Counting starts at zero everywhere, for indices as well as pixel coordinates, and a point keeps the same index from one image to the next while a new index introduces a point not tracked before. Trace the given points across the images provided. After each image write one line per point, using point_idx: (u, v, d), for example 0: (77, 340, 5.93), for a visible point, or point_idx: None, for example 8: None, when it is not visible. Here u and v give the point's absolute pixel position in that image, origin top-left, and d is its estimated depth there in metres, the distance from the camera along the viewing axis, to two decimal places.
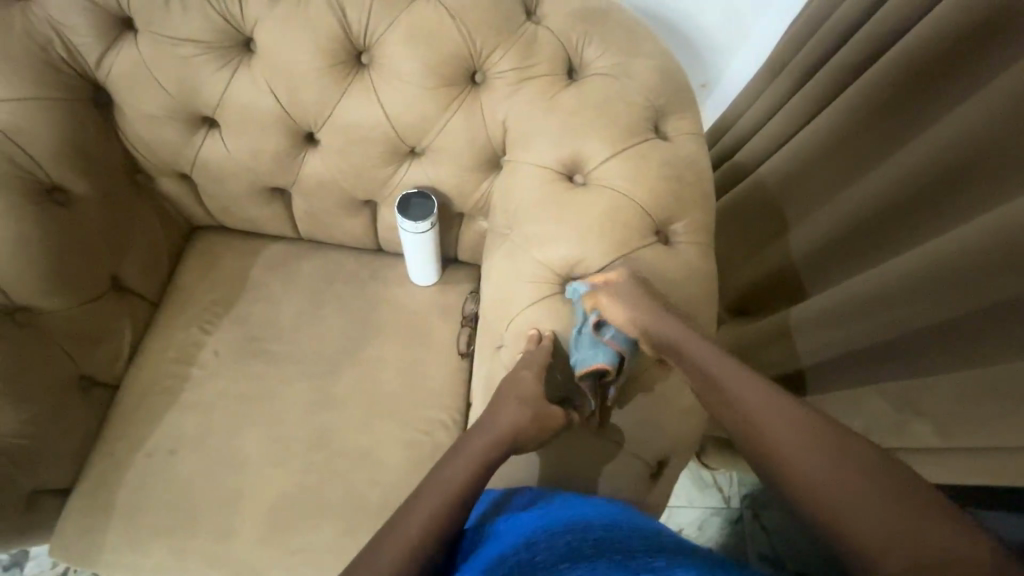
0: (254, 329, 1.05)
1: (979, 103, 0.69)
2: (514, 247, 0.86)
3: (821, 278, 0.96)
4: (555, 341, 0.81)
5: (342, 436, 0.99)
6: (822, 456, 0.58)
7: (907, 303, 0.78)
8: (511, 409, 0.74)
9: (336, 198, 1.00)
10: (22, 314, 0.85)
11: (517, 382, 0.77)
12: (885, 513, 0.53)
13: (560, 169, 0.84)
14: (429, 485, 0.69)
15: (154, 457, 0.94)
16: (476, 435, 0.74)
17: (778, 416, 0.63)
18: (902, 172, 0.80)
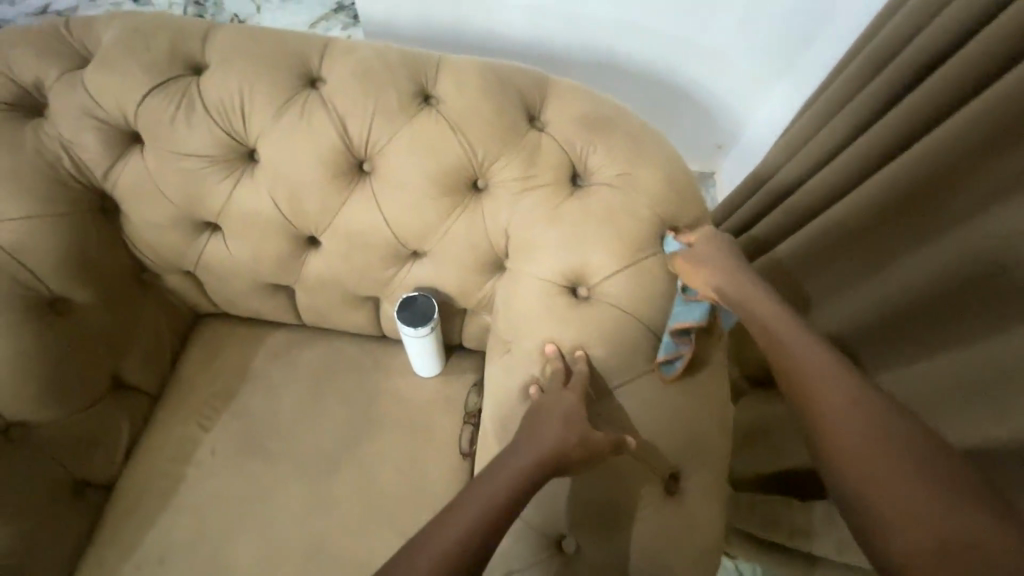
0: (252, 425, 1.03)
1: (1000, 221, 0.64)
2: (513, 360, 0.84)
3: None
4: (591, 366, 0.77)
5: (337, 547, 0.94)
6: (868, 440, 0.59)
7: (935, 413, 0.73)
8: (547, 432, 0.70)
9: (338, 296, 0.98)
10: (18, 429, 0.85)
11: (540, 424, 0.71)
12: (921, 498, 0.54)
13: (564, 282, 0.81)
14: (413, 556, 0.61)
15: (143, 567, 0.91)
16: (469, 496, 0.66)
17: (843, 397, 0.62)
18: (917, 276, 0.75)
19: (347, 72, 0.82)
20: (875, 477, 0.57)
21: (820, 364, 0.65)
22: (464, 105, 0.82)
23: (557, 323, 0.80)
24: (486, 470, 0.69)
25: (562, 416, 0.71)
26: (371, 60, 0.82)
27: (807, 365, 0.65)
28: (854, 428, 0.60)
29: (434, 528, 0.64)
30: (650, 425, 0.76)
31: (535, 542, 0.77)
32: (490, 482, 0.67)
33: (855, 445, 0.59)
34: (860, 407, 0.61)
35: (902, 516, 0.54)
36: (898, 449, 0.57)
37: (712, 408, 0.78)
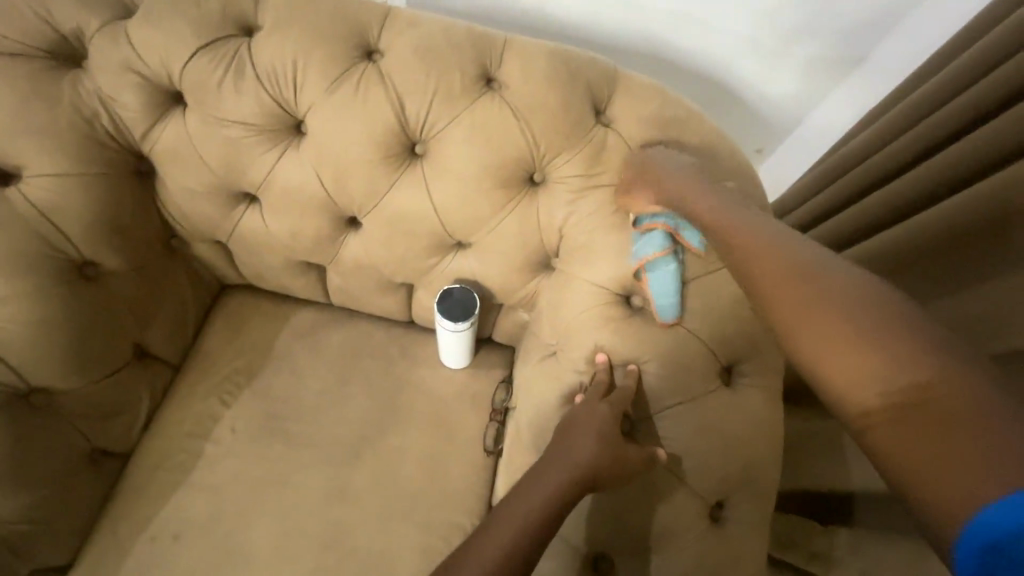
0: (274, 404, 1.00)
1: None
2: (556, 365, 0.81)
3: None
4: (640, 383, 0.74)
5: (355, 539, 0.92)
6: (827, 317, 0.53)
7: None
8: (583, 445, 0.67)
9: (374, 280, 0.95)
10: (37, 395, 0.82)
11: (571, 443, 0.67)
12: (883, 350, 0.49)
13: (618, 290, 0.77)
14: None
15: (157, 544, 0.89)
16: (499, 517, 0.61)
17: (798, 272, 0.57)
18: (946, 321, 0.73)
19: (408, 47, 0.76)
20: (830, 347, 0.52)
21: (766, 249, 0.61)
22: (530, 93, 0.76)
23: (609, 332, 0.75)
24: (516, 488, 0.65)
25: (596, 429, 0.68)
26: (435, 36, 0.77)
27: (764, 254, 0.61)
28: (803, 300, 0.55)
29: (462, 550, 0.59)
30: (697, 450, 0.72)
31: (569, 556, 0.76)
32: (521, 503, 0.63)
33: (809, 322, 0.54)
34: (813, 280, 0.56)
35: (861, 365, 0.49)
36: (858, 314, 0.52)
37: (766, 436, 0.74)
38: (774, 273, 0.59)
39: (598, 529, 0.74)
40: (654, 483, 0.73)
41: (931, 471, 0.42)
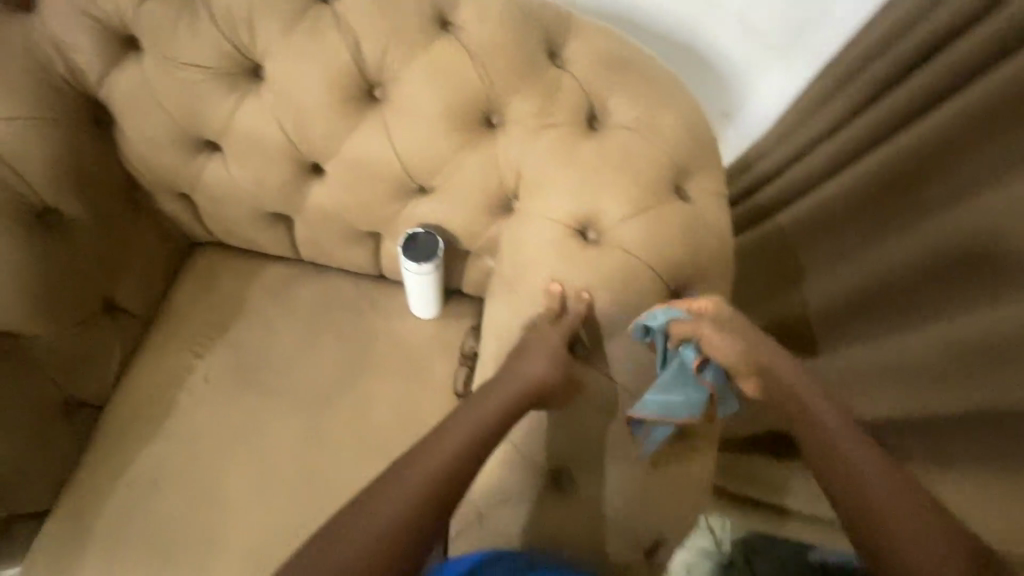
0: (247, 355, 1.02)
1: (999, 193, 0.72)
2: (516, 298, 0.84)
3: (840, 332, 1.02)
4: (591, 308, 0.78)
5: (330, 478, 0.96)
6: (883, 481, 0.65)
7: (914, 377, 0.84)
8: (535, 363, 0.75)
9: (340, 229, 0.97)
10: (9, 339, 0.82)
11: (523, 365, 0.76)
12: (897, 496, 0.64)
13: (573, 224, 0.80)
14: (407, 470, 0.67)
15: (135, 487, 0.92)
16: (447, 432, 0.70)
17: (836, 425, 0.70)
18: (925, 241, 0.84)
19: None
20: (875, 492, 0.65)
21: (836, 429, 0.70)
22: (484, 33, 0.78)
23: (562, 263, 0.80)
24: (474, 398, 0.75)
25: (547, 352, 0.76)
26: None
27: (822, 408, 0.72)
28: (880, 473, 0.65)
29: (410, 458, 0.68)
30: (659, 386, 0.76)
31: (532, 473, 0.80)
32: (468, 424, 0.71)
33: (867, 484, 0.65)
34: (859, 448, 0.68)
35: (883, 506, 0.64)
36: (903, 497, 0.64)
37: None
38: (823, 436, 0.70)
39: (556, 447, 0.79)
40: (609, 400, 0.79)
41: (922, 557, 0.60)
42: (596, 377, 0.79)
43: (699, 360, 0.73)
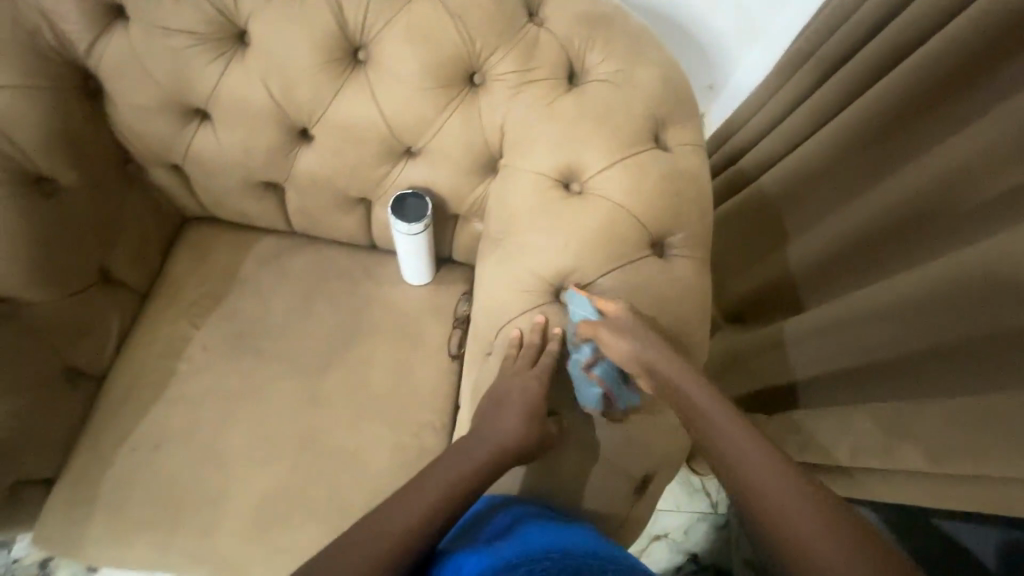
0: (243, 324, 1.04)
1: (967, 138, 0.77)
2: (502, 254, 0.84)
3: (818, 290, 1.06)
4: (574, 262, 0.78)
5: (330, 439, 0.98)
6: (825, 538, 0.57)
7: (889, 326, 0.88)
8: (512, 418, 0.73)
9: (331, 196, 0.99)
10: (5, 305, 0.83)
11: (497, 420, 0.74)
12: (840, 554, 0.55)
13: (557, 176, 0.82)
14: (379, 520, 0.65)
15: (139, 452, 0.94)
16: (410, 493, 0.68)
17: (758, 464, 0.64)
18: (895, 192, 0.89)
19: None
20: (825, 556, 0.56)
21: (761, 466, 0.63)
22: None
23: (546, 214, 0.81)
24: (450, 452, 0.73)
25: (522, 406, 0.74)
26: None
27: (747, 456, 0.65)
28: (816, 528, 0.58)
29: (371, 524, 0.65)
30: (635, 338, 0.72)
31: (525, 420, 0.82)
32: (433, 483, 0.68)
33: (808, 544, 0.57)
34: (793, 492, 0.61)
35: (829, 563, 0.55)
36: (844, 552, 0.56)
37: (701, 299, 0.80)
38: (750, 484, 0.63)
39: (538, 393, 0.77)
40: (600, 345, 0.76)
41: None
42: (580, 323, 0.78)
43: (586, 356, 0.76)
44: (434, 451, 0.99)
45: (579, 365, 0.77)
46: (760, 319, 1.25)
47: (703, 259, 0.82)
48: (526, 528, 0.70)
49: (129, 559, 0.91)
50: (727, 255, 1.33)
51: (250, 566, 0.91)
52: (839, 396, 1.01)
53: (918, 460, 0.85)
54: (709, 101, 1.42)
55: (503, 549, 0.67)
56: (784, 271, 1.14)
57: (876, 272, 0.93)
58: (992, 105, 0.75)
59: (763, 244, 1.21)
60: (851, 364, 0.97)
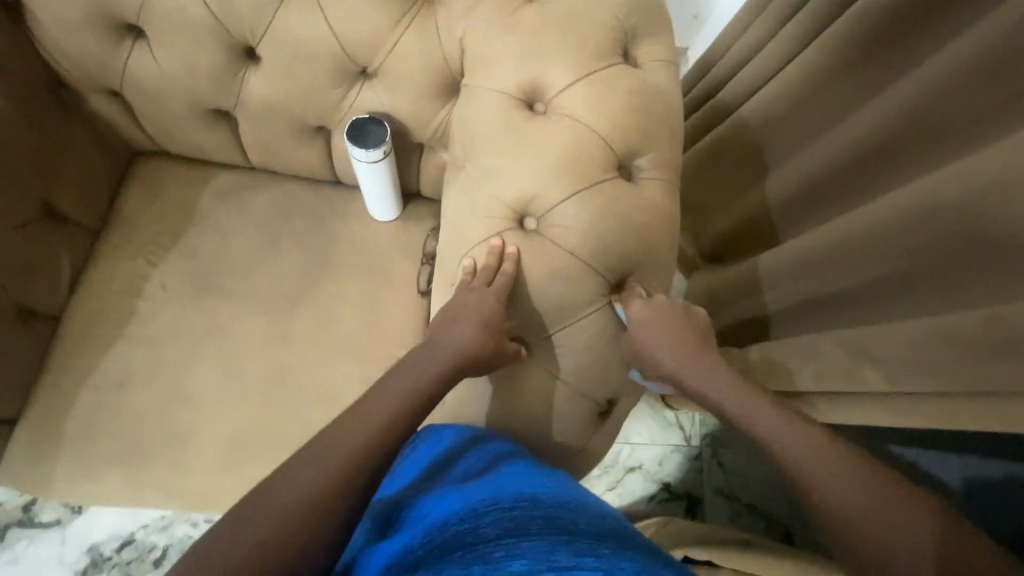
0: (203, 262, 1.01)
1: (946, 56, 0.74)
2: (466, 180, 0.80)
3: (794, 223, 1.06)
4: (537, 184, 0.75)
5: (298, 375, 0.97)
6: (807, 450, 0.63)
7: (862, 254, 0.88)
8: (466, 333, 0.72)
9: (285, 124, 0.93)
10: None
11: (448, 334, 0.73)
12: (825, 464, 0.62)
13: (519, 95, 0.78)
14: (328, 437, 0.64)
15: (102, 392, 0.92)
16: (341, 431, 0.64)
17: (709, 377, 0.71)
18: (872, 117, 0.86)
19: None
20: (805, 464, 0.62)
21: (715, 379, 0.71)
22: None
23: (508, 135, 0.77)
24: (399, 366, 0.72)
25: (476, 320, 0.72)
26: None
27: (697, 371, 0.72)
28: (801, 444, 0.63)
29: (310, 457, 0.62)
30: (594, 256, 0.74)
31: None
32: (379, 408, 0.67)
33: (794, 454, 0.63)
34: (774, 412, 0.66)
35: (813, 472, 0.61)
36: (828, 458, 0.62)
37: (669, 223, 0.78)
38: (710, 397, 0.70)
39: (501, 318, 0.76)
40: (564, 269, 0.74)
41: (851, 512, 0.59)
42: (543, 247, 0.75)
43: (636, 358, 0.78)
44: None
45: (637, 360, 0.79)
46: (739, 254, 1.25)
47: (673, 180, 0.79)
48: (495, 476, 0.70)
49: (100, 495, 0.91)
50: (706, 193, 1.31)
51: (223, 497, 0.92)
52: (805, 324, 1.03)
53: (877, 380, 0.87)
54: (693, 32, 1.41)
55: (469, 494, 0.67)
56: (764, 206, 1.12)
57: (846, 202, 0.92)
58: (973, 19, 0.71)
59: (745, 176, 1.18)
60: (824, 296, 0.98)
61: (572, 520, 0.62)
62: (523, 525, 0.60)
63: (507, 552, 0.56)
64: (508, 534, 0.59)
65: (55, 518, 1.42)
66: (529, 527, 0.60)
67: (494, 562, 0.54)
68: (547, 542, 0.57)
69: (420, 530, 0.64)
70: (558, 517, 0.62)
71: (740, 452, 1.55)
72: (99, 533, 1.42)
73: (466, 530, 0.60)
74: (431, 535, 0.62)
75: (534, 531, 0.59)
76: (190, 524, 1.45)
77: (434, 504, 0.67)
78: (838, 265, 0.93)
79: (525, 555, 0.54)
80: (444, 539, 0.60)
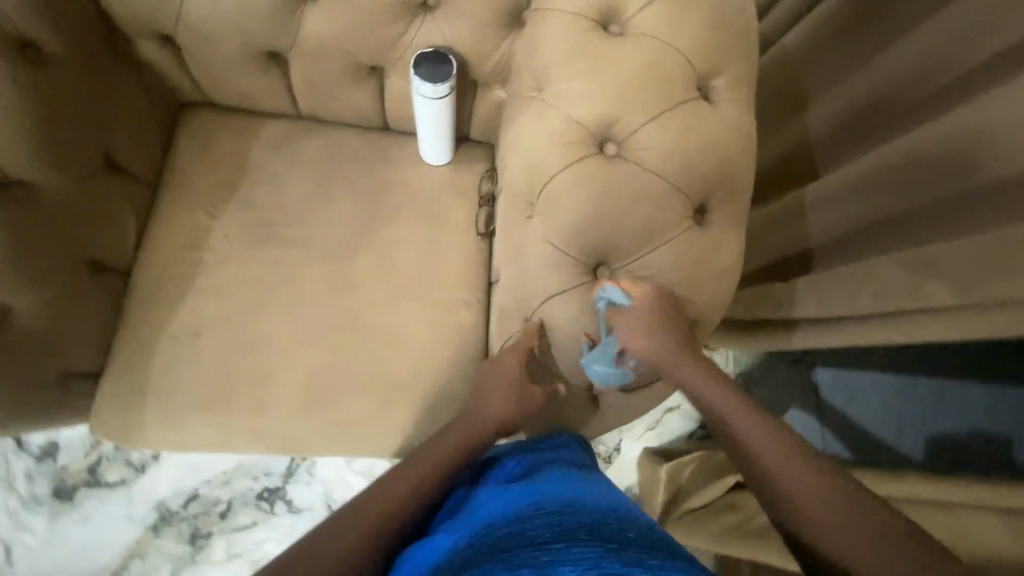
0: (263, 212, 1.00)
1: None
2: (542, 107, 0.79)
3: (833, 153, 1.05)
4: (618, 107, 0.75)
5: (368, 318, 0.99)
6: (805, 482, 0.67)
7: (917, 171, 0.90)
8: (508, 365, 0.82)
9: (342, 64, 0.92)
10: (20, 186, 0.78)
11: (490, 381, 0.83)
12: (818, 498, 0.65)
13: (593, 18, 0.77)
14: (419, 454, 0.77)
15: (180, 342, 0.94)
16: (410, 462, 0.75)
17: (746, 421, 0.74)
18: (941, 28, 0.86)
19: None
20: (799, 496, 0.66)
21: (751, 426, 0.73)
22: None
23: (585, 58, 0.76)
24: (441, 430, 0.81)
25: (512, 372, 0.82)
26: None
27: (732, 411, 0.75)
28: (796, 478, 0.67)
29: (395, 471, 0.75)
30: (676, 176, 0.74)
31: (569, 272, 0.78)
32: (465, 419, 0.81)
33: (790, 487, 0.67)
34: (779, 445, 0.70)
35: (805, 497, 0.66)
36: (827, 495, 0.65)
37: (748, 142, 0.77)
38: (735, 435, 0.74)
39: (582, 244, 0.76)
40: (648, 191, 0.74)
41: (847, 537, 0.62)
42: (626, 169, 0.75)
43: (618, 349, 0.77)
44: (472, 326, 1.01)
45: (612, 349, 0.78)
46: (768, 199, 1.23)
47: (750, 101, 0.79)
48: (543, 482, 0.72)
49: (187, 441, 0.93)
50: None
51: (307, 436, 0.95)
52: (846, 253, 1.05)
53: (943, 294, 0.88)
54: None
55: (517, 500, 0.68)
56: (803, 139, 1.10)
57: (898, 121, 0.93)
58: None
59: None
60: (870, 221, 0.99)
61: (615, 529, 0.62)
62: (570, 531, 0.60)
63: (553, 556, 0.55)
64: (553, 538, 0.59)
65: (119, 477, 1.46)
66: (574, 532, 0.59)
67: (543, 563, 0.54)
68: (596, 548, 0.56)
69: (468, 530, 0.65)
70: (603, 526, 0.62)
71: (773, 386, 1.46)
72: (164, 489, 1.47)
73: (514, 534, 0.61)
74: (479, 536, 0.63)
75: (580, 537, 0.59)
76: (250, 477, 1.50)
77: (482, 508, 0.69)
78: (887, 186, 0.95)
79: (572, 560, 0.53)
80: (490, 541, 0.60)
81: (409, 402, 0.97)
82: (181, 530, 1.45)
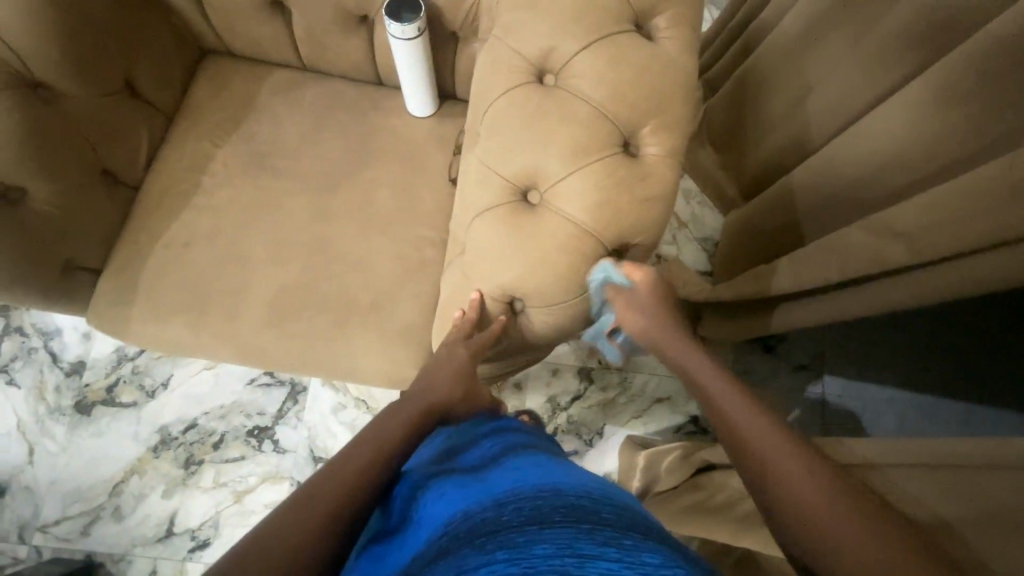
0: (259, 147, 1.11)
1: None
2: (493, 43, 0.84)
3: (830, 124, 1.07)
4: (556, 38, 0.79)
5: (338, 246, 1.07)
6: (812, 492, 0.64)
7: (904, 131, 0.90)
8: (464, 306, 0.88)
9: (334, 13, 1.02)
10: (43, 91, 0.92)
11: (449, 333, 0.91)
12: (835, 514, 0.62)
13: None
14: (371, 430, 0.79)
15: (171, 248, 1.05)
16: (359, 446, 0.75)
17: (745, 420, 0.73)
18: None
19: None
20: (800, 503, 0.64)
21: (753, 428, 0.71)
22: None
23: None
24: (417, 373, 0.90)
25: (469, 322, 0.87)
26: None
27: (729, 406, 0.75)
28: (797, 485, 0.65)
29: (343, 458, 0.73)
30: (604, 103, 0.78)
31: (500, 190, 0.82)
32: (416, 398, 0.85)
33: (795, 494, 0.65)
34: (790, 454, 0.68)
35: (810, 504, 0.63)
36: (834, 502, 0.63)
37: (687, 79, 0.80)
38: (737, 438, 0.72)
39: (514, 162, 0.80)
40: (577, 113, 0.78)
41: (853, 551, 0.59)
42: (562, 93, 0.79)
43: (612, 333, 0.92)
44: (434, 263, 1.06)
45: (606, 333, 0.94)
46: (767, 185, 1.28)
47: (692, 41, 0.81)
48: (516, 462, 0.70)
49: (166, 338, 1.04)
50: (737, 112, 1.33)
51: (270, 347, 1.03)
52: (835, 224, 1.05)
53: (902, 254, 0.85)
54: None
55: (493, 480, 0.66)
56: None
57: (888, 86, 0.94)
58: None
59: (782, 93, 1.18)
60: (856, 189, 1.01)
61: (594, 508, 0.60)
62: (547, 513, 0.58)
63: (532, 540, 0.54)
64: (533, 521, 0.57)
65: (132, 400, 1.60)
66: (551, 514, 0.57)
67: (518, 548, 0.53)
68: (571, 530, 0.55)
69: (440, 518, 0.62)
70: (580, 505, 0.60)
71: (769, 380, 1.39)
72: (167, 415, 1.59)
73: (490, 517, 0.59)
74: (453, 523, 0.60)
75: (557, 516, 0.57)
76: (244, 414, 1.60)
77: (452, 488, 0.66)
78: (871, 150, 0.96)
79: (549, 541, 0.53)
80: (468, 526, 0.58)
81: (366, 325, 1.03)
82: (177, 455, 1.57)
